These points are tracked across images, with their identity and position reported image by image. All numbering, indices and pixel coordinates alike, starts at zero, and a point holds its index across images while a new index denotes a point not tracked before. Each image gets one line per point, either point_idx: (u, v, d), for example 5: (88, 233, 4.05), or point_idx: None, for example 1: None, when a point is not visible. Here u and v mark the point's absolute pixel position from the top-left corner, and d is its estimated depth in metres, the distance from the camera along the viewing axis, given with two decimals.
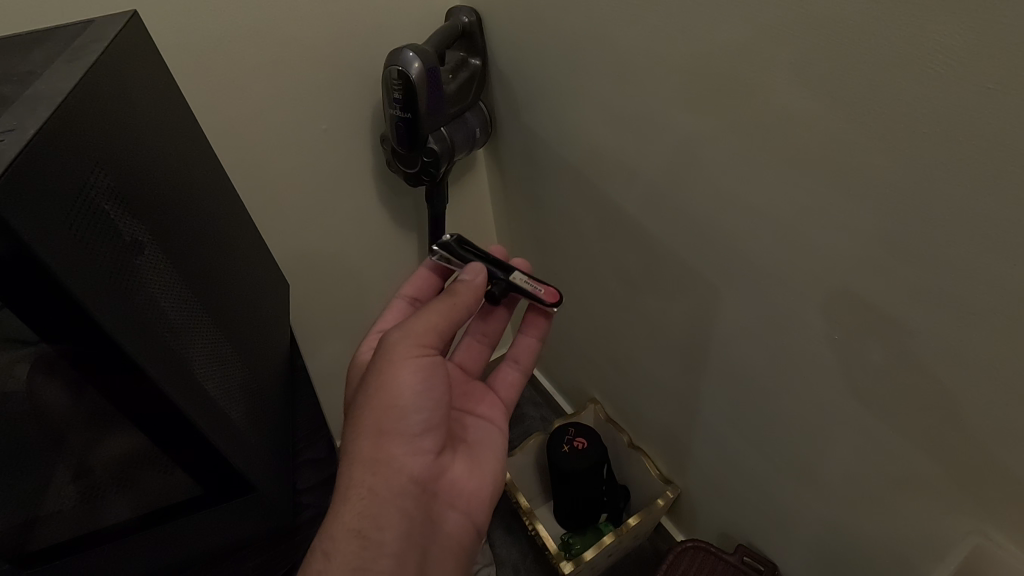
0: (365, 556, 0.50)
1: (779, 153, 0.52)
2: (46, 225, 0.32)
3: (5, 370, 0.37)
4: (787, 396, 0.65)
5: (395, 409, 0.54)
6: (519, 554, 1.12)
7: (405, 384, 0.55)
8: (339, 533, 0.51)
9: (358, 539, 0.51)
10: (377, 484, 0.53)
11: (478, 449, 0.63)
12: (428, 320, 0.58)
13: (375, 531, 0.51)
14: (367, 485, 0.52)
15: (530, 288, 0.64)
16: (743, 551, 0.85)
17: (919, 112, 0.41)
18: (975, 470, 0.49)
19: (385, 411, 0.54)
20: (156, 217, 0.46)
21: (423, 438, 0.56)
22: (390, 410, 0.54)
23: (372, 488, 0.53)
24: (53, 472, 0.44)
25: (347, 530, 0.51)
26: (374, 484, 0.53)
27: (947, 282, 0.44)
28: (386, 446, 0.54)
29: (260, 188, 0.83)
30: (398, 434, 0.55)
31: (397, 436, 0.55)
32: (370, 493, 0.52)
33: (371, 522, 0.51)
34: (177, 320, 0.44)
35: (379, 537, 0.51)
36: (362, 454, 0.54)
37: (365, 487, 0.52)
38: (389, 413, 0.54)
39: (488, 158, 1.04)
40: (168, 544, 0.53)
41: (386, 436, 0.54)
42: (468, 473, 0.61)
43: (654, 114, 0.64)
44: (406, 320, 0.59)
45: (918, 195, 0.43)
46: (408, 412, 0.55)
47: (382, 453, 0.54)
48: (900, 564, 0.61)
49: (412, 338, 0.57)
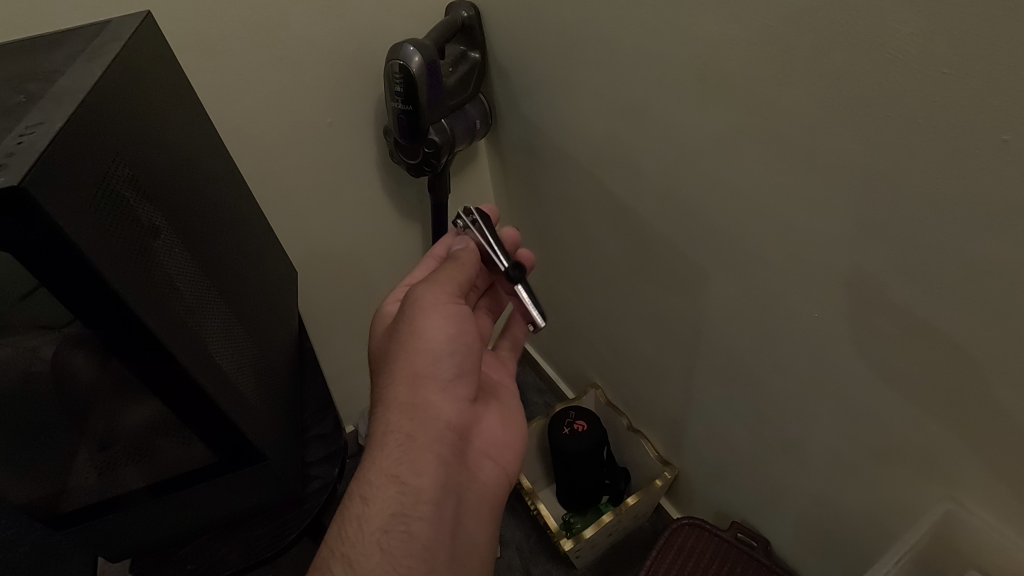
0: (403, 502, 0.53)
1: (759, 139, 0.55)
2: (71, 208, 0.35)
3: (33, 350, 0.43)
4: (773, 376, 0.68)
5: (428, 354, 0.57)
6: (523, 534, 1.16)
7: (437, 328, 0.58)
8: (377, 478, 0.54)
9: (396, 485, 0.53)
10: (414, 430, 0.55)
11: (505, 403, 0.67)
12: (453, 273, 0.61)
13: (413, 477, 0.54)
14: (404, 431, 0.55)
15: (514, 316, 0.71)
16: (738, 527, 0.88)
17: (882, 98, 0.43)
18: (946, 441, 0.52)
19: (419, 357, 0.57)
20: (170, 202, 0.49)
21: (455, 385, 0.59)
22: (423, 356, 0.57)
23: (410, 433, 0.55)
24: (76, 444, 0.49)
25: (385, 476, 0.54)
26: (411, 430, 0.55)
27: (914, 260, 0.47)
28: (421, 391, 0.57)
29: (269, 180, 0.87)
30: (432, 380, 0.57)
31: (432, 380, 0.57)
32: (406, 439, 0.55)
33: (408, 468, 0.54)
34: (191, 299, 0.47)
35: (417, 483, 0.54)
36: (399, 399, 0.56)
37: (403, 433, 0.55)
38: (422, 357, 0.57)
39: (489, 148, 1.07)
40: (184, 513, 0.57)
41: (422, 381, 0.57)
42: (500, 424, 0.64)
43: (644, 103, 0.66)
44: (432, 272, 0.62)
45: (887, 178, 0.45)
46: (441, 356, 0.58)
47: (419, 399, 0.57)
48: (879, 532, 0.63)
49: (438, 287, 0.60)
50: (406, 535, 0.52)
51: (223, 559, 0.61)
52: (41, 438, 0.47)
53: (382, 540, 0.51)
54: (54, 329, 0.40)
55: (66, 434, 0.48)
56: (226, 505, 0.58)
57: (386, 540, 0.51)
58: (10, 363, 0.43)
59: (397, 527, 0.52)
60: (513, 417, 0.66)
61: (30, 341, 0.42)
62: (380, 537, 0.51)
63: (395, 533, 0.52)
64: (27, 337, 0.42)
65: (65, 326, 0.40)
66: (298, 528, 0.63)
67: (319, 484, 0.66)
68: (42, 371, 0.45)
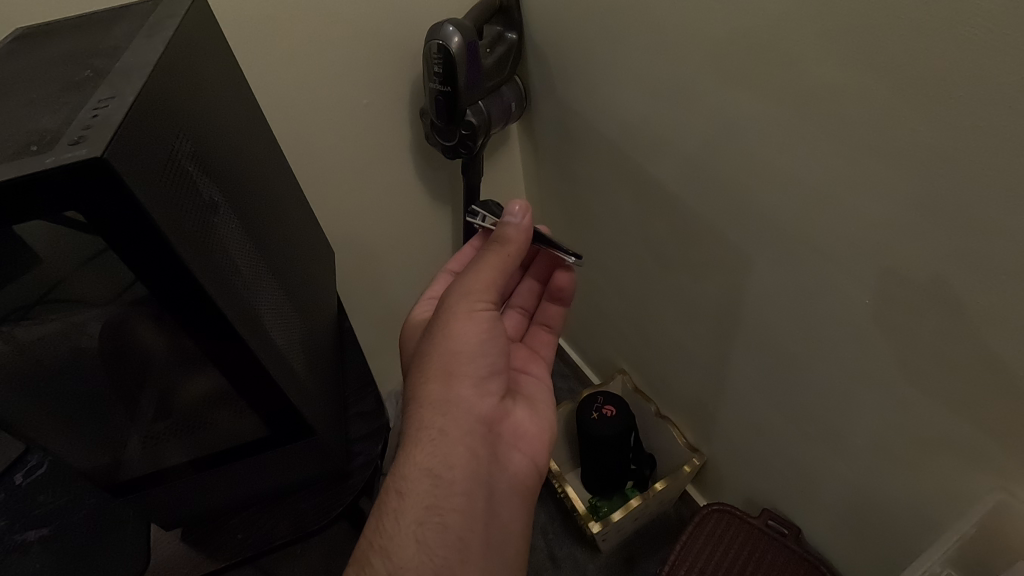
0: (437, 494, 0.53)
1: (812, 121, 0.53)
2: (146, 180, 0.36)
3: (81, 327, 0.43)
4: (814, 364, 0.67)
5: (461, 355, 0.57)
6: (547, 517, 1.18)
7: (469, 330, 0.58)
8: (411, 472, 0.53)
9: (429, 477, 0.53)
10: (447, 424, 0.55)
11: (534, 398, 0.66)
12: (486, 274, 0.59)
13: (447, 470, 0.53)
14: (437, 426, 0.55)
15: (552, 244, 0.61)
16: (769, 515, 0.86)
17: (950, 77, 0.42)
18: (1001, 430, 0.51)
19: (452, 356, 0.57)
20: (225, 179, 0.50)
21: (487, 382, 0.59)
22: (458, 357, 0.57)
23: (442, 428, 0.55)
24: (131, 418, 0.50)
25: (419, 470, 0.53)
26: (444, 425, 0.55)
27: (982, 244, 0.45)
28: (454, 388, 0.56)
29: (307, 161, 0.87)
30: (465, 377, 0.57)
31: (465, 379, 0.57)
32: (439, 433, 0.55)
33: (442, 461, 0.54)
34: (248, 275, 0.48)
35: (450, 476, 0.53)
36: (431, 397, 0.56)
37: (435, 428, 0.55)
38: (454, 357, 0.57)
39: (522, 131, 1.07)
40: (234, 483, 0.59)
41: (454, 379, 0.57)
42: (529, 417, 0.63)
43: (689, 85, 0.65)
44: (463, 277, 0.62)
45: (952, 160, 0.44)
46: (472, 356, 0.58)
47: (452, 395, 0.56)
48: (921, 521, 0.63)
49: (472, 294, 0.60)
50: (441, 526, 0.52)
51: (273, 531, 0.62)
52: (97, 411, 0.49)
53: (418, 531, 0.51)
54: (110, 300, 0.41)
55: (122, 405, 0.49)
56: (277, 475, 0.60)
57: (422, 531, 0.51)
58: (57, 342, 0.43)
59: (432, 518, 0.52)
60: (542, 413, 0.65)
61: (80, 317, 0.43)
62: (416, 529, 0.51)
63: (430, 524, 0.51)
64: (82, 311, 0.42)
65: (125, 296, 0.41)
66: (344, 501, 0.64)
67: (363, 460, 0.67)
68: (94, 345, 0.45)
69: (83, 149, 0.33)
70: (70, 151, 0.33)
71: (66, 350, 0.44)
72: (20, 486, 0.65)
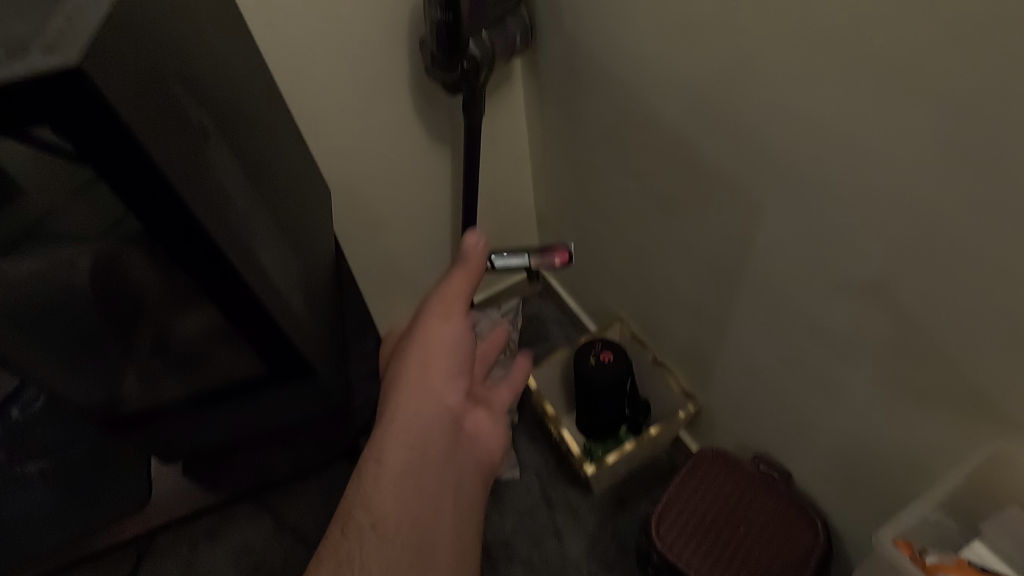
0: (418, 453, 0.53)
1: (838, 57, 0.50)
2: (129, 96, 0.33)
3: (70, 261, 0.42)
4: (819, 314, 0.66)
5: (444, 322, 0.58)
6: (541, 460, 1.20)
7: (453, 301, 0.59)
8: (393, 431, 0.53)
9: (411, 437, 0.53)
10: (428, 387, 0.55)
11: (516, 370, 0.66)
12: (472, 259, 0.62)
13: (428, 430, 0.54)
14: (419, 388, 0.55)
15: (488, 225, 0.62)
16: (760, 459, 0.88)
17: (1001, 6, 0.38)
18: (1007, 382, 0.50)
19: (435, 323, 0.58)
20: (215, 104, 0.47)
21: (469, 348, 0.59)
22: (441, 324, 0.58)
23: (424, 390, 0.55)
24: (130, 354, 0.50)
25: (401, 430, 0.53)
26: (426, 387, 0.55)
27: (1011, 190, 0.43)
28: (436, 351, 0.57)
29: (298, 93, 0.83)
30: (447, 342, 0.57)
31: (447, 343, 0.57)
32: (422, 395, 0.55)
33: (423, 421, 0.54)
34: (243, 209, 0.46)
35: (431, 436, 0.54)
36: (414, 360, 0.56)
37: (417, 389, 0.55)
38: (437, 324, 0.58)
39: (525, 68, 1.01)
40: (232, 420, 0.58)
41: (437, 343, 0.57)
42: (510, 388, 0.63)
43: (707, 17, 0.61)
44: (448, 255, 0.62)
45: (991, 99, 0.41)
46: (455, 323, 0.58)
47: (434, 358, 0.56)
48: (914, 468, 0.64)
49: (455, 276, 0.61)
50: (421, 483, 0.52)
51: None
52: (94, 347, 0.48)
53: (399, 488, 0.51)
54: (104, 237, 0.40)
55: (119, 342, 0.48)
56: (276, 413, 0.60)
57: (402, 488, 0.51)
58: (46, 276, 0.42)
59: (412, 476, 0.52)
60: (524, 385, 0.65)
61: (65, 252, 0.41)
62: (396, 486, 0.51)
63: (410, 483, 0.52)
64: (71, 245, 0.41)
65: (113, 227, 0.39)
66: None
67: (364, 397, 0.66)
68: (84, 281, 0.44)
69: (58, 58, 0.30)
70: (43, 60, 0.30)
71: (55, 283, 0.43)
72: (17, 421, 0.68)
